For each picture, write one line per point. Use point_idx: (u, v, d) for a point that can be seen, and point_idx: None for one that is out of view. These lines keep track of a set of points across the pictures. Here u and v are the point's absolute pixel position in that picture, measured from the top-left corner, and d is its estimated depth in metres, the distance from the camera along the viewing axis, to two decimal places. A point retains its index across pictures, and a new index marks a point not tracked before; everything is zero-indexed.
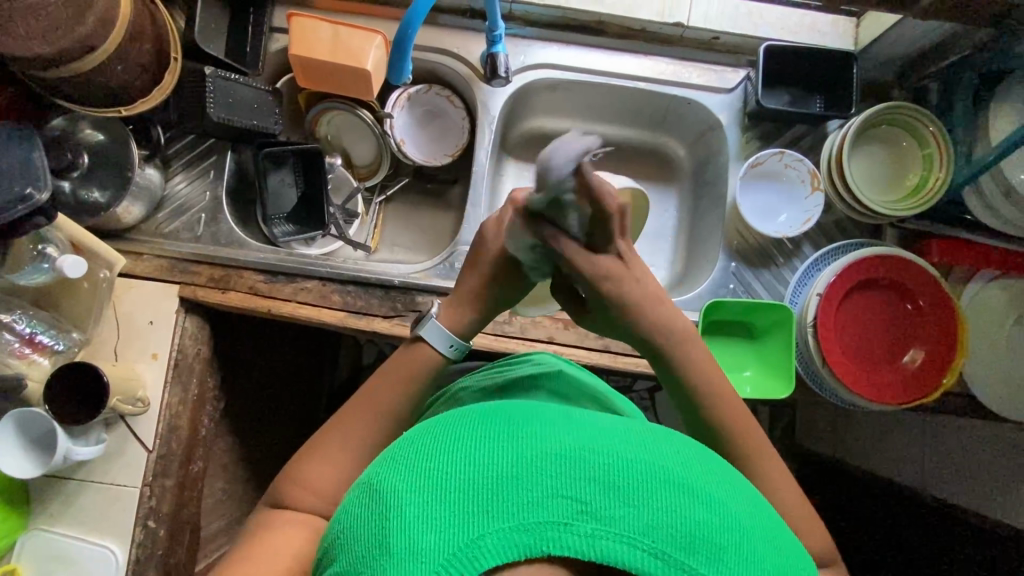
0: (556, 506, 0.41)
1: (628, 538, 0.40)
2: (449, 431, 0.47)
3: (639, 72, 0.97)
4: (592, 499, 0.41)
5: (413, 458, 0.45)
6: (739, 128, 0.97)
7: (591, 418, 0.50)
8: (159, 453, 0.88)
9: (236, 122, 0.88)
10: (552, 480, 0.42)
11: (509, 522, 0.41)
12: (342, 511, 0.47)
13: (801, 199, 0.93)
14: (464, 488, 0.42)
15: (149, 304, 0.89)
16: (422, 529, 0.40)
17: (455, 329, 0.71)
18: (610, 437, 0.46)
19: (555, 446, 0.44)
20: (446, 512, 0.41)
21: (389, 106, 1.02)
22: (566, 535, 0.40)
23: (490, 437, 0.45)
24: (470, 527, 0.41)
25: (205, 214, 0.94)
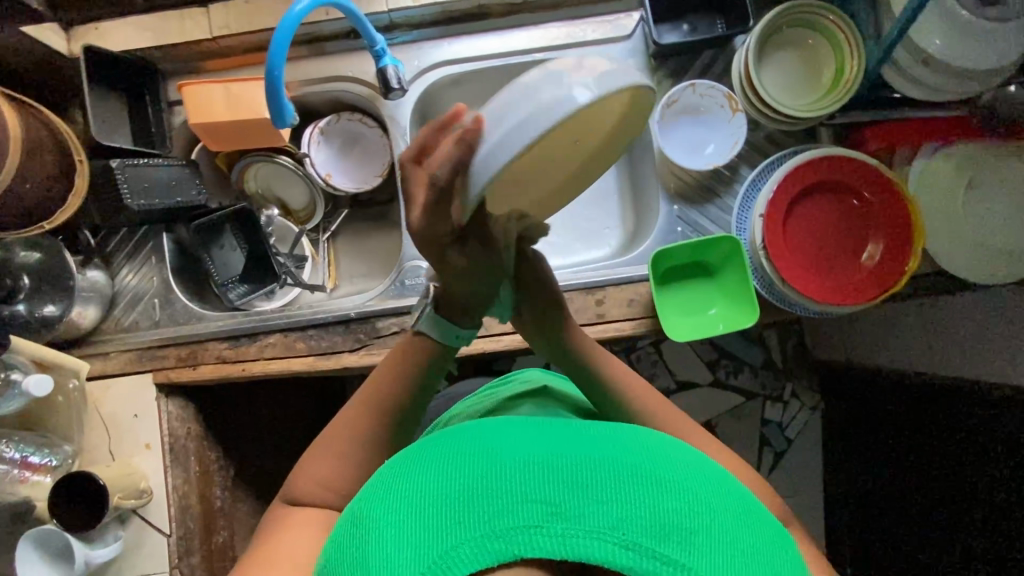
0: (523, 512, 0.41)
1: (599, 534, 0.40)
2: (424, 455, 0.49)
3: (534, 44, 0.97)
4: (561, 501, 0.42)
5: (390, 486, 0.47)
6: (648, 71, 0.96)
7: (561, 427, 0.51)
8: (177, 535, 0.91)
9: (158, 204, 0.90)
10: (520, 486, 0.43)
11: (480, 530, 0.41)
12: (325, 550, 0.48)
13: (725, 124, 0.91)
14: (437, 504, 0.43)
15: (129, 399, 0.92)
16: (399, 549, 0.42)
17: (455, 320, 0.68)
18: (574, 443, 0.47)
19: (520, 456, 0.45)
20: (420, 529, 0.42)
21: (305, 145, 1.03)
22: (536, 537, 0.40)
23: (461, 458, 0.47)
24: (443, 539, 0.41)
25: (158, 298, 0.96)
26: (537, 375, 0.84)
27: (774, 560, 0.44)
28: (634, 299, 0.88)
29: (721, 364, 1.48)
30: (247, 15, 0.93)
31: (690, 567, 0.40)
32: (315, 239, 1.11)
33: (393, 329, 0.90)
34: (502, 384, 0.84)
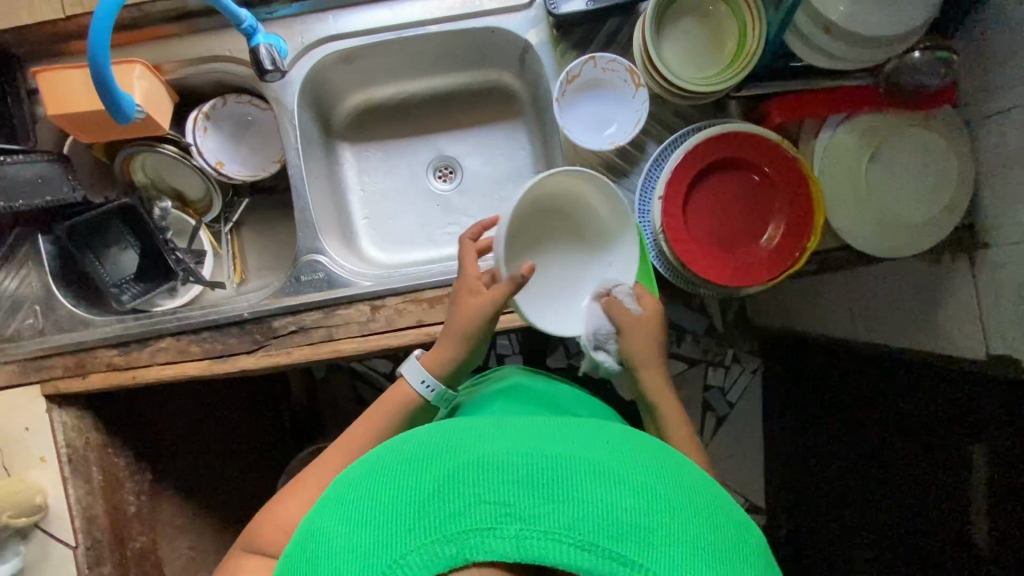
0: (477, 514, 0.40)
1: (553, 534, 0.38)
2: (380, 457, 0.48)
3: (429, 15, 0.90)
4: (516, 501, 0.40)
5: (345, 493, 0.46)
6: (551, 42, 0.90)
7: (523, 420, 0.50)
8: (84, 546, 0.89)
9: (22, 203, 0.84)
10: (474, 486, 0.41)
11: (431, 534, 0.39)
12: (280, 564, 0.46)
13: (628, 99, 0.87)
14: (389, 508, 0.42)
15: (18, 412, 0.88)
16: (348, 559, 0.40)
17: (428, 366, 0.76)
18: (533, 436, 0.46)
19: (476, 454, 0.44)
20: (370, 536, 0.41)
21: (189, 134, 0.95)
22: (490, 540, 0.39)
23: (415, 460, 0.45)
24: (393, 546, 0.40)
25: (40, 305, 0.90)
26: (512, 373, 0.84)
27: (740, 553, 0.43)
28: None
29: None
30: None
31: (649, 567, 0.39)
32: (218, 231, 1.05)
33: (292, 328, 0.87)
34: (482, 382, 0.86)
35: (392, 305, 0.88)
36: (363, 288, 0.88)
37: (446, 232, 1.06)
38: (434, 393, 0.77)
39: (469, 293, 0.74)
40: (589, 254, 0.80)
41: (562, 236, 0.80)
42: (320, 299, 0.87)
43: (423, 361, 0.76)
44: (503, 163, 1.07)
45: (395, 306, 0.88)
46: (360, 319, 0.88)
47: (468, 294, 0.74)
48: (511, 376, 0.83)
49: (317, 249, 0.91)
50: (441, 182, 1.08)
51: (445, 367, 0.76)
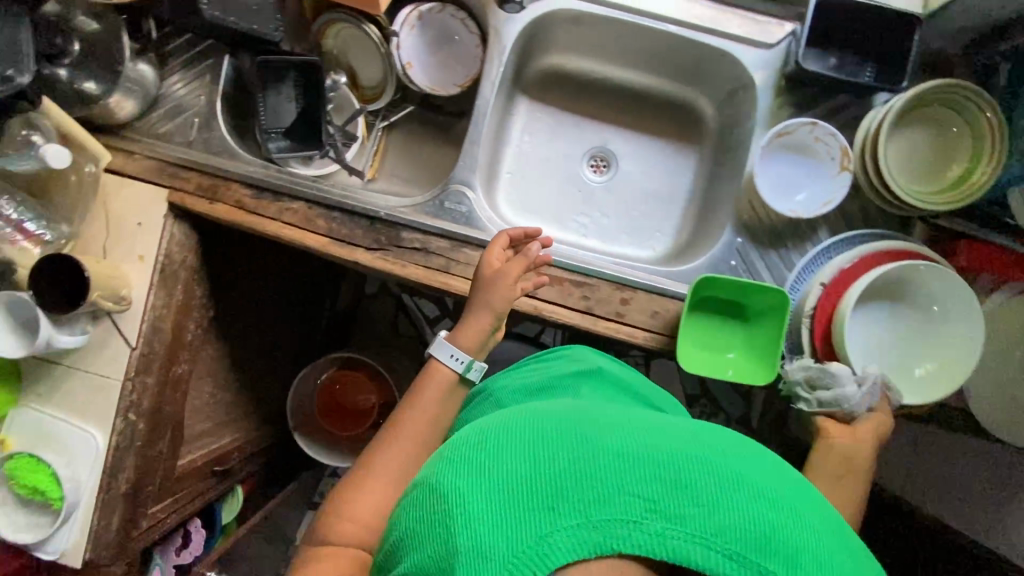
0: (626, 508, 0.43)
1: (701, 539, 0.42)
2: (504, 430, 0.51)
3: (673, 13, 0.87)
4: (659, 499, 0.44)
5: (472, 458, 0.49)
6: (774, 90, 0.88)
7: (643, 422, 0.53)
8: (141, 350, 0.91)
9: (232, 22, 0.84)
10: (617, 479, 0.45)
11: (577, 517, 0.43)
12: (403, 515, 0.50)
13: (827, 177, 0.85)
14: (529, 483, 0.45)
15: (139, 205, 0.89)
16: (490, 525, 0.43)
17: (458, 341, 0.79)
18: (664, 439, 0.49)
19: (614, 447, 0.47)
20: (512, 510, 0.44)
21: (398, 24, 0.96)
22: (637, 532, 0.43)
23: (548, 440, 0.48)
24: (538, 523, 0.43)
25: (199, 119, 0.91)
26: (589, 355, 0.81)
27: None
28: (656, 312, 0.86)
29: (701, 401, 1.47)
30: None
31: None
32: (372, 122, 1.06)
33: (416, 245, 0.88)
34: (551, 358, 0.82)
35: None
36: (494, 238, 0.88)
37: (577, 219, 1.06)
38: (465, 365, 0.78)
39: (495, 281, 0.78)
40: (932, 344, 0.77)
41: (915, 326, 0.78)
42: (453, 231, 0.87)
43: (450, 339, 0.79)
44: (660, 179, 1.05)
45: None
46: None
47: (492, 282, 0.78)
48: (590, 359, 0.79)
49: (468, 183, 0.90)
50: (593, 172, 1.07)
51: (476, 342, 0.79)
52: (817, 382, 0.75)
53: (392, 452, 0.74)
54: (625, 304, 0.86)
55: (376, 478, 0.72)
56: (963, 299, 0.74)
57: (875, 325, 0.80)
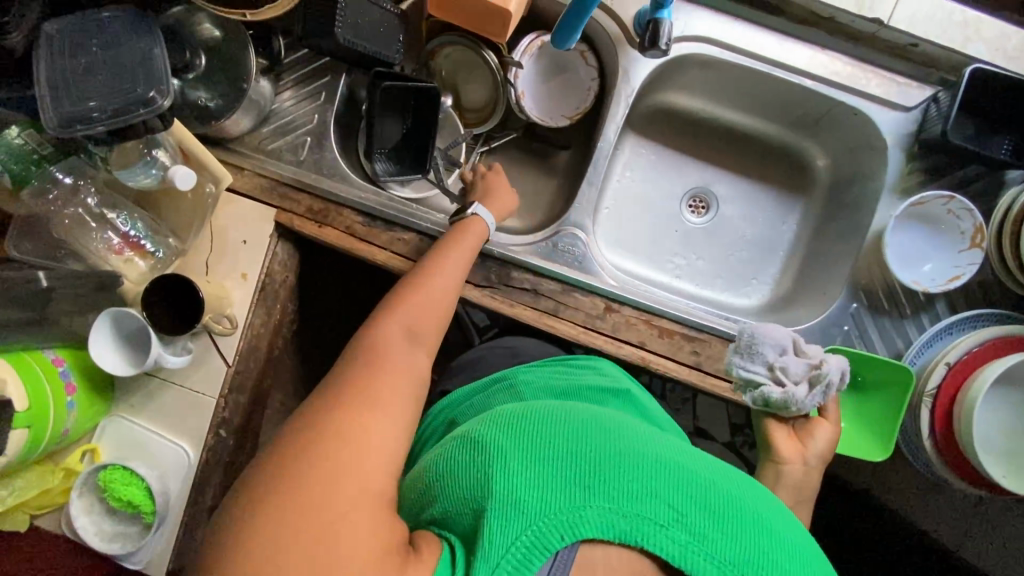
0: (654, 511, 0.47)
1: (718, 563, 0.46)
2: (552, 410, 0.54)
3: (809, 67, 0.85)
4: (687, 513, 0.47)
5: (518, 424, 0.52)
6: (906, 154, 0.86)
7: (676, 440, 0.56)
8: (237, 369, 0.90)
9: (360, 47, 0.80)
10: (652, 482, 0.48)
11: (609, 503, 0.47)
12: (438, 458, 0.54)
13: (952, 250, 0.84)
14: (571, 461, 0.49)
15: (245, 223, 0.87)
16: (528, 486, 0.47)
17: (494, 206, 0.87)
18: (698, 462, 0.52)
19: (653, 454, 0.51)
20: (551, 478, 0.48)
21: (518, 53, 0.93)
22: (659, 535, 0.46)
23: (592, 431, 0.52)
24: (574, 498, 0.47)
25: (311, 139, 0.89)
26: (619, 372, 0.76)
27: None
28: None
29: None
30: None
31: None
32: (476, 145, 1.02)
33: (527, 286, 0.86)
34: (579, 364, 0.77)
35: (625, 315, 0.86)
36: (607, 286, 0.86)
37: (672, 260, 1.04)
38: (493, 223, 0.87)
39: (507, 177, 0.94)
40: None
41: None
42: (566, 275, 0.86)
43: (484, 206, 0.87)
44: (761, 226, 1.03)
45: (627, 317, 0.86)
46: (590, 311, 0.86)
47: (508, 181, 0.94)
48: (621, 377, 0.74)
49: (582, 225, 0.89)
50: (693, 214, 1.05)
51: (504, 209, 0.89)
52: (754, 341, 0.70)
53: (406, 303, 0.73)
54: None
55: (393, 322, 0.70)
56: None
57: (997, 414, 0.80)
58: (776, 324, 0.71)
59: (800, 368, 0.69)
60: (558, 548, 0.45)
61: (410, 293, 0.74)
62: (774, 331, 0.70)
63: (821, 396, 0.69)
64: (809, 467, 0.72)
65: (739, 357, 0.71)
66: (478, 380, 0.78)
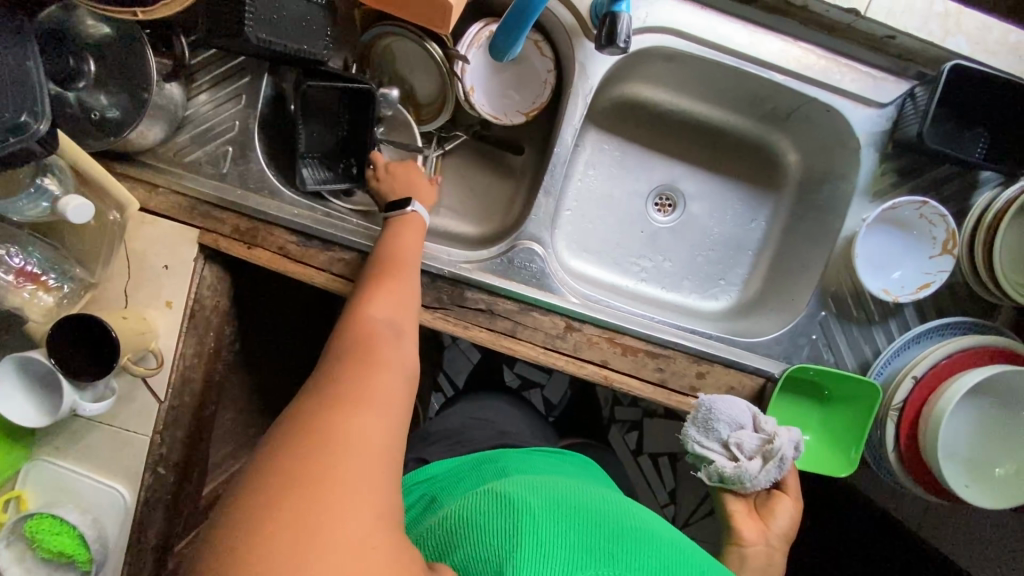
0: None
1: None
2: (572, 490, 0.61)
3: (780, 60, 0.78)
4: None
5: (544, 494, 0.58)
6: (878, 154, 0.81)
7: (670, 524, 0.62)
8: (171, 403, 0.83)
9: (281, 46, 0.71)
10: (669, 560, 0.54)
11: (630, 573, 0.51)
12: (462, 515, 0.57)
13: (923, 255, 0.80)
14: (594, 533, 0.54)
15: (164, 247, 0.78)
16: (559, 548, 0.51)
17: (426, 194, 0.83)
18: (696, 549, 0.59)
19: (664, 537, 0.57)
20: (578, 544, 0.52)
21: (464, 45, 0.84)
22: None
23: (611, 511, 0.58)
24: (599, 567, 0.51)
25: (233, 148, 0.79)
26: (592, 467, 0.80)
27: None
28: (732, 388, 0.82)
29: None
30: None
31: None
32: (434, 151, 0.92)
33: (481, 306, 0.80)
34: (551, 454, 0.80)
35: (586, 333, 0.81)
36: (568, 303, 0.81)
37: (637, 263, 0.99)
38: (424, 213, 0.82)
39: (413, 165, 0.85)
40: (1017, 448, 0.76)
41: (998, 426, 0.77)
42: (524, 292, 0.80)
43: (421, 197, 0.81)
44: (729, 225, 0.98)
45: (588, 336, 0.81)
46: (550, 330, 0.81)
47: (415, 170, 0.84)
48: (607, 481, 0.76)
49: (539, 238, 0.83)
50: (659, 213, 0.99)
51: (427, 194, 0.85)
52: (710, 416, 0.72)
53: (385, 296, 0.67)
54: (701, 378, 0.82)
55: (376, 317, 0.64)
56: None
57: (958, 424, 0.78)
58: (733, 400, 0.73)
59: (754, 444, 0.71)
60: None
61: (387, 281, 0.70)
62: (731, 408, 0.73)
63: (775, 471, 0.71)
64: (771, 548, 0.71)
65: (696, 431, 0.73)
66: (462, 461, 0.78)
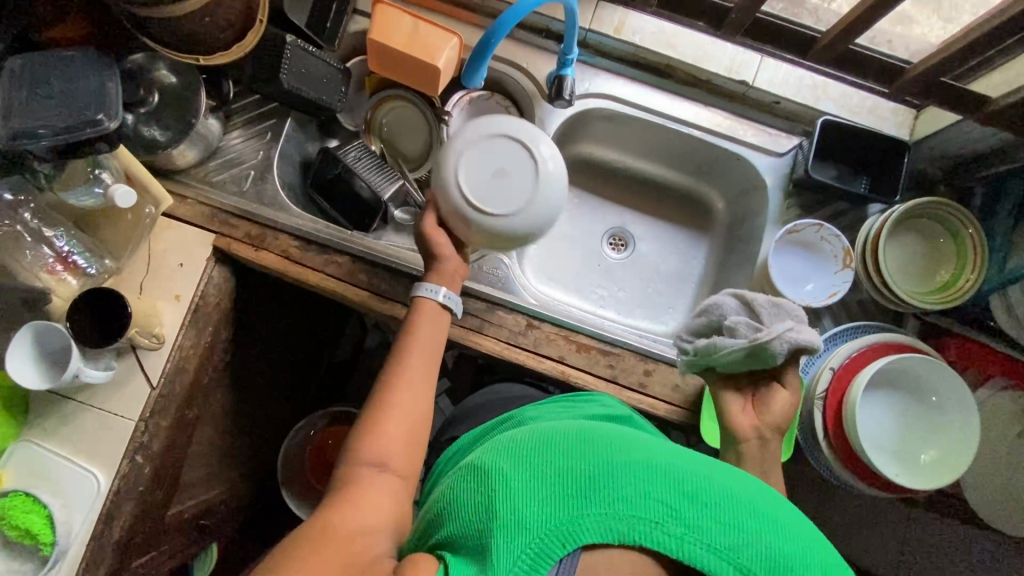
0: (651, 509, 0.50)
1: (715, 549, 0.48)
2: (551, 431, 0.58)
3: (696, 120, 0.99)
4: (684, 509, 0.50)
5: (518, 450, 0.57)
6: (783, 192, 0.99)
7: (669, 446, 0.59)
8: (160, 391, 0.89)
9: (305, 92, 0.91)
10: (653, 486, 0.51)
11: (606, 509, 0.50)
12: (452, 488, 0.58)
13: (830, 272, 0.95)
14: (567, 476, 0.52)
15: (182, 247, 0.91)
16: (530, 504, 0.51)
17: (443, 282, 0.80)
18: (695, 465, 0.55)
19: (651, 462, 0.54)
20: (552, 492, 0.51)
21: (449, 105, 1.05)
22: (657, 532, 0.49)
23: (593, 442, 0.56)
24: (572, 508, 0.50)
25: (255, 172, 0.96)
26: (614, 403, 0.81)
27: None
28: (677, 385, 0.91)
29: None
30: None
31: None
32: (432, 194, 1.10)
33: None
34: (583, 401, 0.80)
35: (545, 331, 0.92)
36: (528, 304, 0.92)
37: (595, 291, 1.12)
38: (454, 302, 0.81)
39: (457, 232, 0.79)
40: (935, 434, 0.83)
41: (914, 416, 0.86)
42: (490, 294, 0.93)
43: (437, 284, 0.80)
44: (674, 261, 1.14)
45: (547, 333, 0.91)
46: (513, 328, 0.91)
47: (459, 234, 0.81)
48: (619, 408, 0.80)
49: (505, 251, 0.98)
50: (613, 250, 1.15)
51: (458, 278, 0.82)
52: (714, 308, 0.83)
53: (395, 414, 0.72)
54: (648, 375, 0.91)
55: (384, 440, 0.71)
56: (960, 397, 0.81)
57: (880, 417, 0.86)
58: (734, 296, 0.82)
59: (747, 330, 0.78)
60: (561, 555, 0.48)
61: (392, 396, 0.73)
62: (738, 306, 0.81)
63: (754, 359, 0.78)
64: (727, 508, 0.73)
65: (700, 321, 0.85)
66: (486, 425, 0.80)
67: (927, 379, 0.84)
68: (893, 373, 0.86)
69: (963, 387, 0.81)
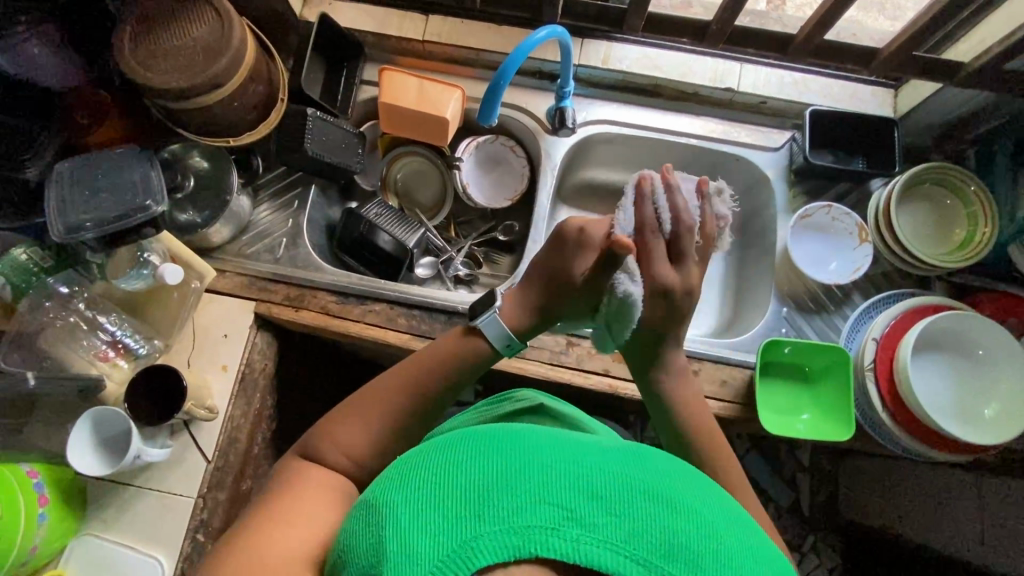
0: (546, 512, 0.39)
1: (613, 546, 0.38)
2: (443, 445, 0.47)
3: (691, 129, 1.06)
4: (577, 508, 0.39)
5: (403, 475, 0.45)
6: (786, 182, 1.03)
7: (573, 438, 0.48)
8: (217, 463, 0.89)
9: (327, 157, 0.97)
10: (550, 486, 0.40)
11: (498, 524, 0.38)
12: (345, 532, 0.47)
13: (849, 249, 0.98)
14: (453, 493, 0.41)
15: (225, 319, 0.94)
16: (418, 534, 0.39)
17: (510, 322, 0.76)
18: (599, 456, 0.44)
19: (546, 458, 0.42)
20: (439, 516, 0.40)
21: (459, 152, 1.12)
22: (552, 539, 0.38)
23: (489, 444, 0.45)
24: (460, 530, 0.39)
25: (286, 239, 1.01)
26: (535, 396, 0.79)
27: None
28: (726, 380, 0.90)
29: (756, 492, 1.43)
30: (457, 34, 1.07)
31: None
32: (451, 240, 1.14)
33: None
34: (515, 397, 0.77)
35: (586, 347, 0.93)
36: None
37: None
38: (504, 341, 0.76)
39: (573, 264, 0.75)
40: (990, 387, 0.84)
41: (965, 374, 0.86)
42: None
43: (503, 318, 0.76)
44: None
45: (589, 348, 0.92)
46: (554, 348, 0.93)
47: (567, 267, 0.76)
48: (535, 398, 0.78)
49: None
50: None
51: (524, 325, 0.77)
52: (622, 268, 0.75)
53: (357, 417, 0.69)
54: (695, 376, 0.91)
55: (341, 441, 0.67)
56: (1006, 346, 0.82)
57: (932, 381, 0.87)
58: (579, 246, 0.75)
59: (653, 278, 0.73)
60: None
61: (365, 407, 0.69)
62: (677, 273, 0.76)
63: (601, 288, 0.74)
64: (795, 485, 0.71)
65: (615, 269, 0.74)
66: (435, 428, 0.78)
67: (969, 334, 0.85)
68: (933, 335, 0.87)
69: (1006, 336, 0.82)
